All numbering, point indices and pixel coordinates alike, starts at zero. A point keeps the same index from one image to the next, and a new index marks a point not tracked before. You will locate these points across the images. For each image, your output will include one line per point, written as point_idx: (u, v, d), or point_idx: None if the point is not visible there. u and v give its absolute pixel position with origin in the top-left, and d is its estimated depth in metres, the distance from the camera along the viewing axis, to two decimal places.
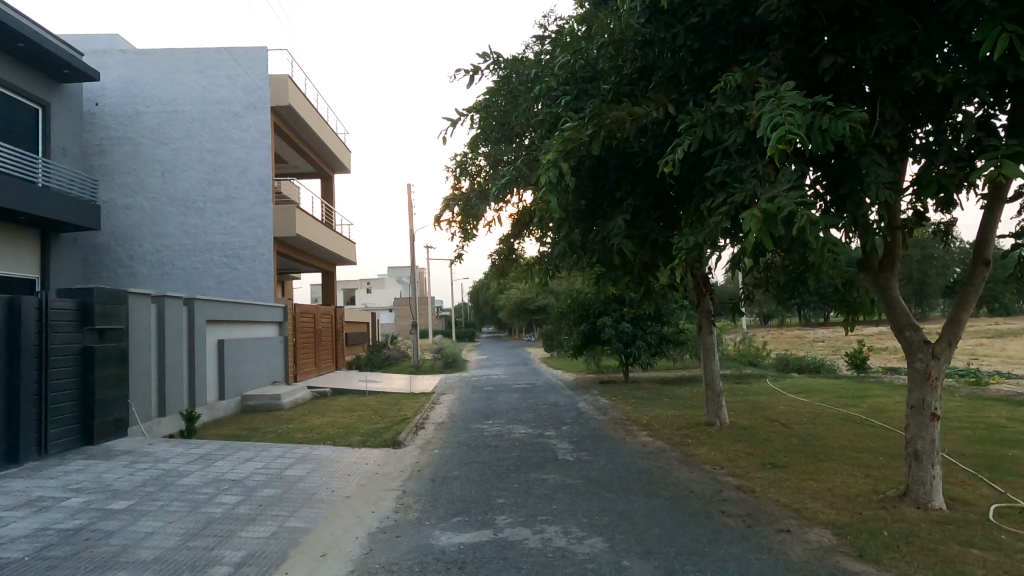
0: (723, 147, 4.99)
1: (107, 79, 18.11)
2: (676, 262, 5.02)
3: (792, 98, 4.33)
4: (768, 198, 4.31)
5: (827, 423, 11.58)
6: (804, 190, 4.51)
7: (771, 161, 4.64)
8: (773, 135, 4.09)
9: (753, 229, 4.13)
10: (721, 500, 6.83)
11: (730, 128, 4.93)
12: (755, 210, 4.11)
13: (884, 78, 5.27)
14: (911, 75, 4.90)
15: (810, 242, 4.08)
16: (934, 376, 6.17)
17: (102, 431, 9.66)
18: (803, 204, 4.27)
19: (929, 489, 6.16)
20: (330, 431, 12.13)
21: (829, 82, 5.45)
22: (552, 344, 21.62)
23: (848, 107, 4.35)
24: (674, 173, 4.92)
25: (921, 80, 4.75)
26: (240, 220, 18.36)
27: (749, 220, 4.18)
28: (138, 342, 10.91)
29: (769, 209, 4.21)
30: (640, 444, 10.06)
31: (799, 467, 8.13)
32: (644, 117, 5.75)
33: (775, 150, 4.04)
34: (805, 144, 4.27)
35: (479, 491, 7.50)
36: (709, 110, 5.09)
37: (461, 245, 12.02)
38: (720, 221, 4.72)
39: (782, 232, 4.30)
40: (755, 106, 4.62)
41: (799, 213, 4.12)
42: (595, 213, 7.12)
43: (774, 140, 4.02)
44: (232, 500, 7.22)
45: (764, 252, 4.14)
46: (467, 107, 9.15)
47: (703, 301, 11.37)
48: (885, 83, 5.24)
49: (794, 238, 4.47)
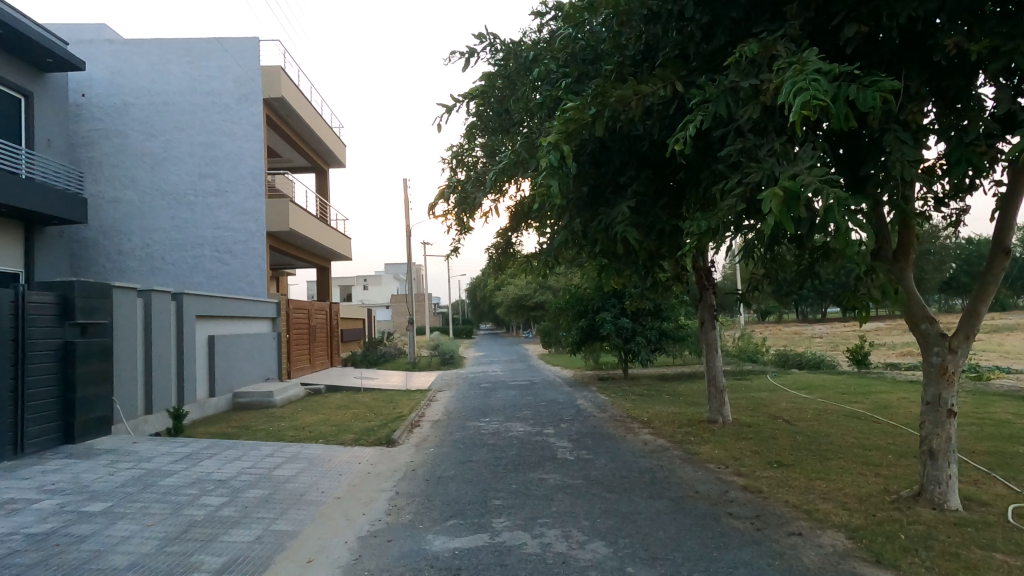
0: (737, 125, 4.68)
1: (94, 70, 17.74)
2: (686, 249, 4.71)
3: (817, 64, 4.00)
4: (788, 177, 4.03)
5: (833, 420, 11.28)
6: (825, 169, 4.21)
7: (790, 138, 4.34)
8: (796, 104, 3.78)
9: (773, 208, 3.83)
10: (728, 501, 6.53)
11: (745, 103, 4.61)
12: (778, 189, 3.79)
13: (909, 51, 5.04)
14: (941, 44, 4.61)
15: (835, 221, 3.79)
16: (952, 371, 5.87)
17: (84, 429, 9.33)
18: (827, 182, 3.98)
19: (944, 489, 5.87)
20: (323, 429, 11.81)
21: (852, 54, 5.16)
22: (550, 340, 21.28)
23: (875, 77, 4.06)
24: (686, 153, 4.58)
25: (952, 48, 4.45)
26: (231, 214, 18.02)
27: (768, 202, 3.87)
28: (123, 337, 10.58)
29: (790, 187, 3.92)
30: (641, 442, 9.76)
31: (806, 466, 7.84)
32: (650, 96, 5.41)
33: (798, 121, 3.74)
34: (829, 117, 3.95)
35: (475, 492, 7.20)
36: (721, 85, 4.77)
37: (457, 238, 11.74)
38: (734, 203, 4.42)
39: (804, 214, 4.00)
40: (774, 77, 4.31)
41: (823, 192, 3.82)
42: (597, 200, 6.81)
43: (796, 111, 3.72)
44: (215, 501, 6.90)
45: (786, 238, 3.83)
46: (463, 94, 8.80)
47: (705, 294, 11.06)
48: (910, 55, 4.97)
49: (814, 220, 4.19)
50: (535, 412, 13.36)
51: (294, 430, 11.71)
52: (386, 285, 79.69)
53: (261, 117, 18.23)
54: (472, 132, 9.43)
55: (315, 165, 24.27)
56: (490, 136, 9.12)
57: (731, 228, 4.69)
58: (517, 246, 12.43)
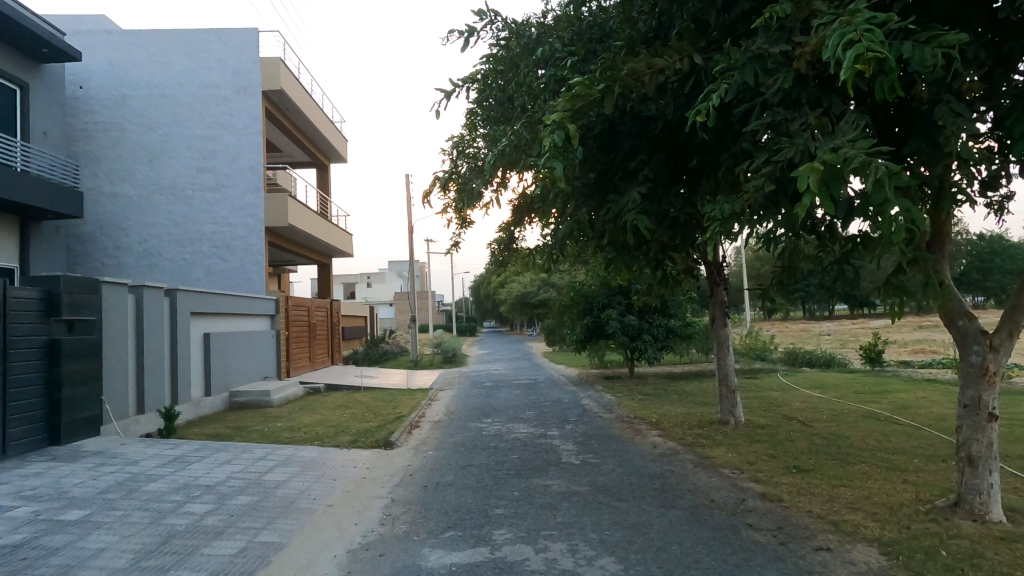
0: (764, 97, 4.26)
1: (91, 62, 17.34)
2: (707, 236, 4.29)
3: (866, 16, 3.58)
4: (829, 151, 3.60)
5: (850, 421, 10.83)
6: (869, 141, 3.79)
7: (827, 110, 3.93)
8: (847, 62, 3.35)
9: (813, 184, 3.39)
10: (746, 511, 6.10)
11: (775, 73, 4.20)
12: (821, 162, 3.34)
13: (964, 10, 4.63)
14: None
15: (884, 198, 3.36)
16: (993, 371, 5.50)
17: (70, 430, 8.91)
18: (874, 156, 3.55)
19: (986, 499, 5.48)
20: (320, 430, 11.40)
21: (900, 13, 4.74)
22: (554, 338, 20.80)
23: (933, 33, 3.66)
24: (708, 126, 4.15)
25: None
26: (229, 209, 17.60)
27: (806, 176, 3.43)
28: (114, 334, 10.17)
29: (831, 162, 3.49)
30: (651, 445, 9.31)
31: (826, 472, 7.40)
32: (665, 69, 4.97)
33: (849, 77, 3.37)
34: (877, 79, 3.54)
35: (475, 500, 6.76)
36: (748, 51, 4.36)
37: (458, 232, 11.32)
38: (762, 182, 4.01)
39: (845, 193, 3.58)
40: (813, 38, 3.89)
41: (869, 165, 3.39)
42: (605, 189, 6.38)
43: (848, 67, 3.35)
44: (200, 510, 6.47)
45: (831, 221, 3.39)
46: (463, 78, 8.34)
47: (716, 290, 10.59)
48: (966, 15, 4.59)
49: (857, 200, 3.77)
50: (539, 412, 12.93)
51: (290, 431, 11.30)
52: (389, 283, 79.29)
53: (260, 109, 17.79)
54: (472, 119, 9.00)
55: (316, 160, 23.84)
56: (492, 127, 8.70)
57: (758, 214, 4.26)
58: (519, 241, 11.99)
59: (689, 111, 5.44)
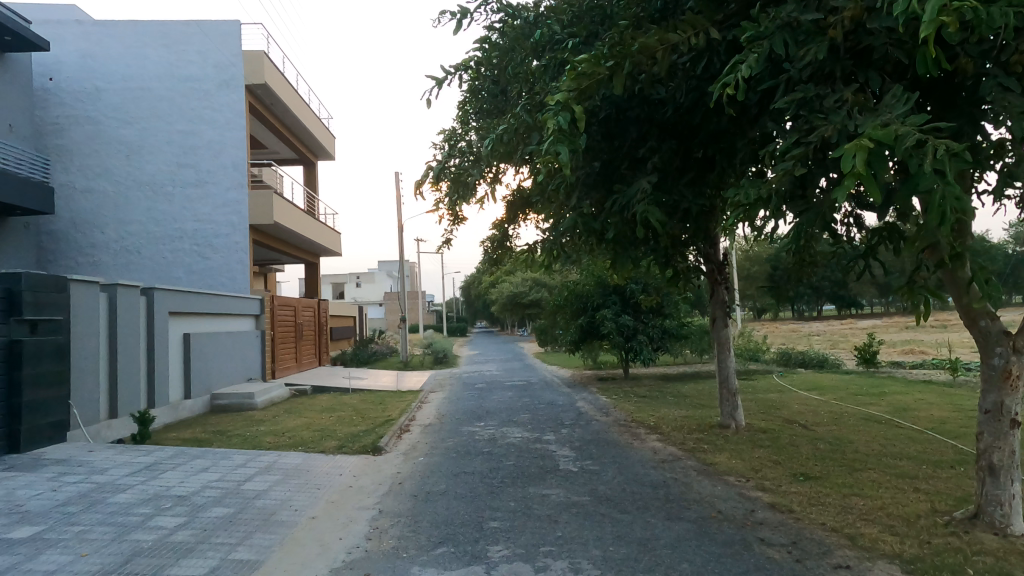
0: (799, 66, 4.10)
1: (64, 53, 16.78)
2: (733, 220, 4.14)
3: None
4: (874, 128, 3.44)
5: (852, 424, 10.49)
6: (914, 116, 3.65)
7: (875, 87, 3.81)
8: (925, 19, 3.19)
9: (859, 164, 3.24)
10: (757, 523, 5.72)
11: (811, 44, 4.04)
12: (871, 140, 3.16)
13: None
14: None
15: (935, 179, 3.21)
16: (1016, 375, 5.14)
17: (31, 437, 8.42)
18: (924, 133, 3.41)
19: (1007, 510, 5.13)
20: (305, 434, 10.95)
21: None
22: (546, 338, 20.40)
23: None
24: (737, 99, 3.97)
25: None
26: (212, 206, 17.09)
27: (853, 155, 3.25)
28: (84, 335, 9.69)
29: (879, 140, 3.33)
30: (651, 451, 8.94)
31: (835, 479, 7.05)
32: (681, 45, 4.68)
33: (931, 32, 3.19)
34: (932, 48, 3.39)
35: (468, 511, 6.37)
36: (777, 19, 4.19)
37: (449, 228, 10.91)
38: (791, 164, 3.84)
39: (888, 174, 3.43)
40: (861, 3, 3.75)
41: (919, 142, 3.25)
42: (609, 179, 6.13)
43: (930, 20, 3.16)
44: (169, 524, 6.02)
45: (879, 203, 3.20)
46: (456, 64, 7.96)
47: (717, 290, 10.17)
48: None
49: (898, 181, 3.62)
50: (533, 415, 12.53)
51: (273, 435, 10.84)
52: (379, 283, 78.67)
53: (244, 104, 17.29)
54: (465, 109, 8.63)
55: (303, 157, 23.34)
56: (485, 118, 8.30)
57: (782, 197, 4.10)
58: (513, 239, 11.58)
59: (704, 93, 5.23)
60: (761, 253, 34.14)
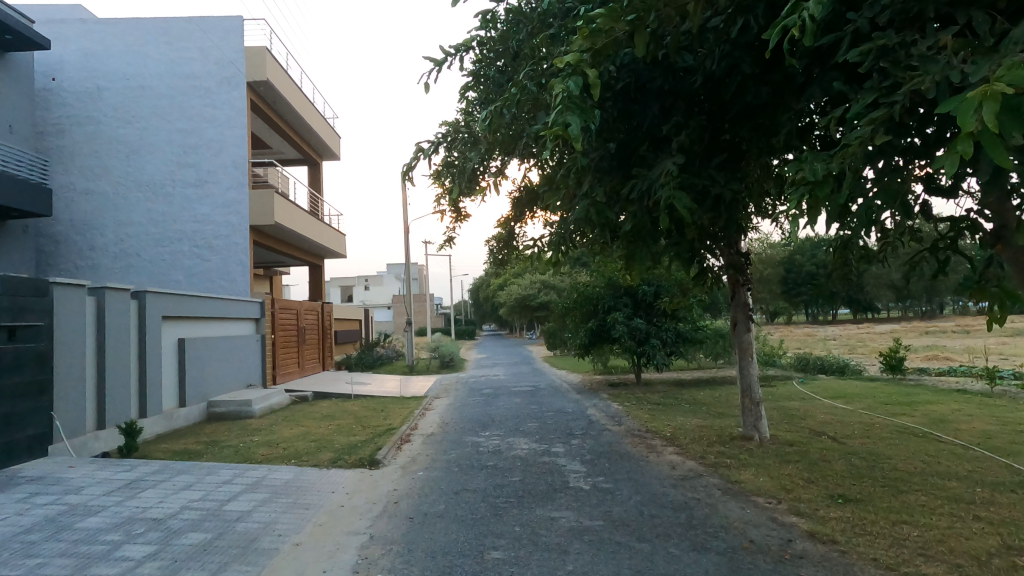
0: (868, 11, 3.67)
1: (64, 51, 16.29)
2: (802, 201, 3.80)
3: None
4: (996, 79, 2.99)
5: (885, 436, 9.77)
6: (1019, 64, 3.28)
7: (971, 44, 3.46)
8: None
9: (990, 116, 2.80)
10: (796, 556, 5.04)
11: None
12: (1004, 89, 2.76)
13: None
14: None
15: None
16: None
17: (7, 453, 7.84)
18: None
19: None
20: (300, 445, 10.32)
21: None
22: (555, 342, 19.68)
23: None
24: (803, 46, 3.49)
25: None
26: (212, 207, 16.52)
27: (977, 109, 2.85)
28: (69, 343, 9.09)
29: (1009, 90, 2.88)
30: (669, 466, 8.26)
31: (877, 502, 6.36)
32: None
33: None
34: None
35: (470, 538, 5.71)
36: None
37: (452, 225, 10.29)
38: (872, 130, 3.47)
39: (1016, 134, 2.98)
40: None
41: None
42: (626, 162, 5.71)
43: None
44: (137, 554, 5.37)
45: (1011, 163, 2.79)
46: (456, 44, 7.35)
47: (739, 291, 9.45)
48: None
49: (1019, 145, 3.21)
50: (542, 424, 11.87)
51: (266, 447, 10.22)
52: (387, 286, 78.28)
53: (245, 102, 16.74)
54: (467, 95, 8.02)
55: (307, 157, 22.81)
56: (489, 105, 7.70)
57: (855, 169, 3.73)
58: (520, 239, 10.93)
59: (748, 60, 4.81)
60: (775, 255, 33.21)
